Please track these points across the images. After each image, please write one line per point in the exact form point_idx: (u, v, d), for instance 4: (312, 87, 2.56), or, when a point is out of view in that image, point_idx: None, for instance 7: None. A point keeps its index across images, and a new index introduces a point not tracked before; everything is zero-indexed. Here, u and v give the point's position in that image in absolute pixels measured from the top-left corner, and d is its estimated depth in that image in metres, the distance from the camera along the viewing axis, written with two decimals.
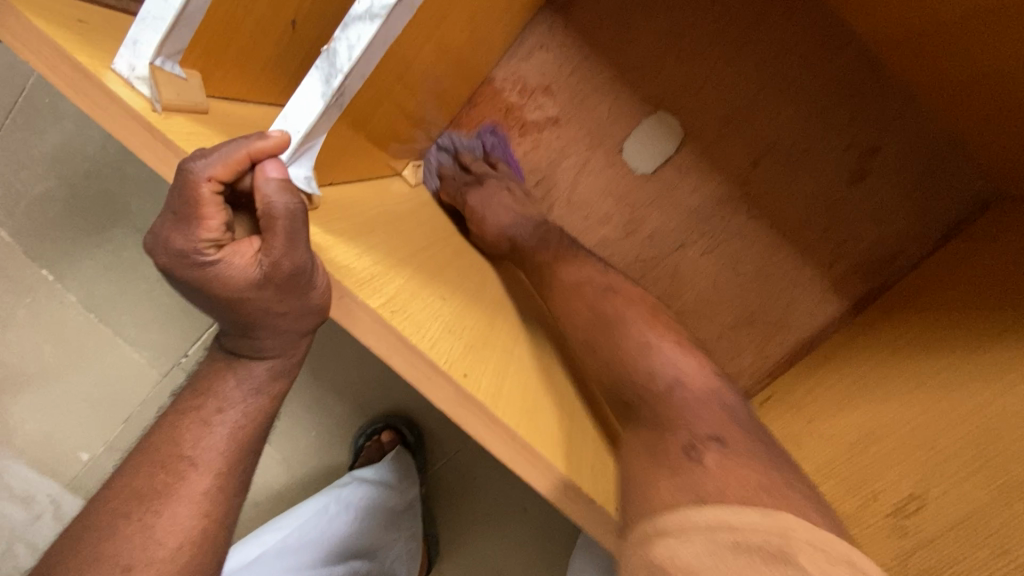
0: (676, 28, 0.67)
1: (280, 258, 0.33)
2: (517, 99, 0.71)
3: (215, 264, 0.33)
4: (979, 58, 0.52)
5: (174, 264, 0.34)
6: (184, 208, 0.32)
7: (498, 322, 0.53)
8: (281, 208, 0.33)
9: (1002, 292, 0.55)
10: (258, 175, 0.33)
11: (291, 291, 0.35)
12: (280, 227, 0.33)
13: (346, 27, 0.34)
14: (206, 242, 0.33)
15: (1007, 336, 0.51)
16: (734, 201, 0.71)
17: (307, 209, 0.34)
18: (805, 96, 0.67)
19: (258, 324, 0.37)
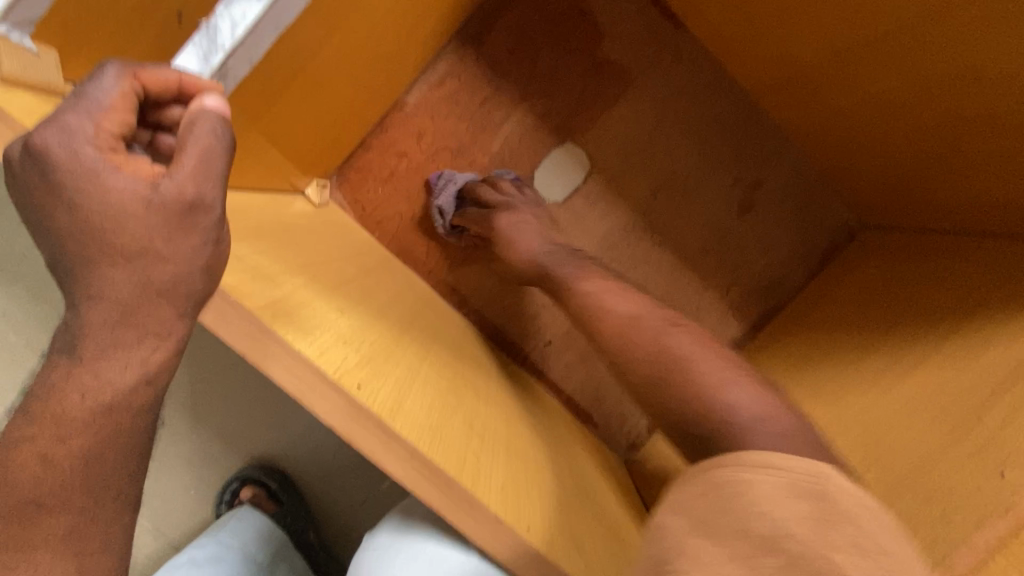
0: (579, 65, 0.71)
1: (187, 177, 0.29)
2: (430, 125, 0.71)
3: (100, 166, 0.28)
4: (839, 98, 0.60)
5: (37, 167, 0.28)
6: (86, 97, 0.28)
7: (407, 343, 0.49)
8: (206, 125, 0.30)
9: (874, 307, 0.61)
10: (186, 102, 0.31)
11: (181, 226, 0.29)
12: (196, 143, 0.30)
13: (228, 4, 0.33)
14: (99, 139, 0.29)
15: (885, 343, 0.56)
16: (639, 229, 0.74)
17: (234, 144, 0.31)
18: (696, 133, 0.73)
19: (122, 284, 0.29)
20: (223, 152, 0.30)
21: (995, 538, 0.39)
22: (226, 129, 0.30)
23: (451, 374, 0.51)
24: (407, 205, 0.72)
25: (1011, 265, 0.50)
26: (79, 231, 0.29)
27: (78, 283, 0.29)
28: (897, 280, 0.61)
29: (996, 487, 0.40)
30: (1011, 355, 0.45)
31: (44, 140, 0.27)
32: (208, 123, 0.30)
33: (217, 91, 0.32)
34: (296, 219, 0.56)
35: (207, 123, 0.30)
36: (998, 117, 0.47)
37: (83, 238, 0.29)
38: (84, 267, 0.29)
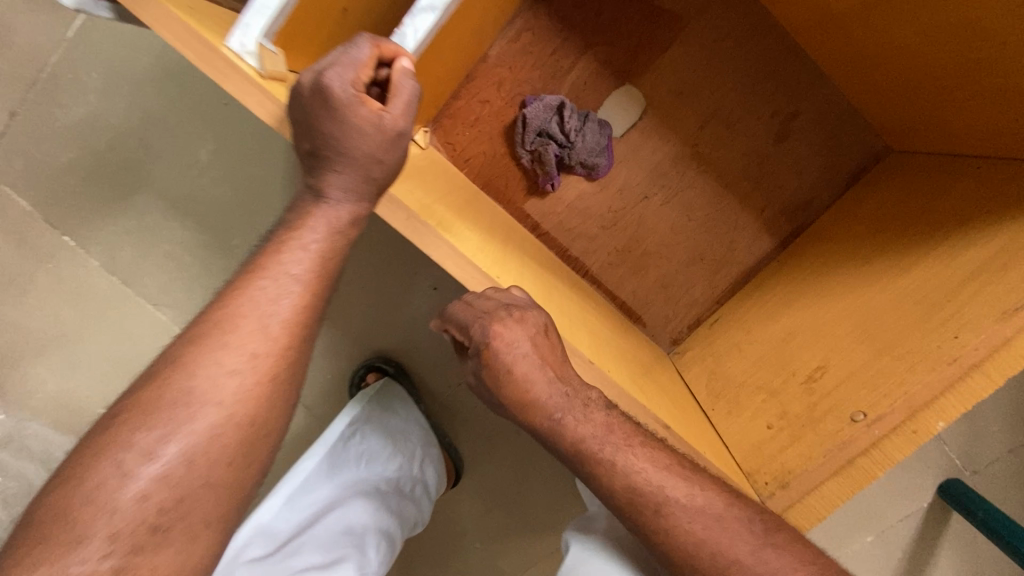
0: (637, 15, 0.81)
1: (400, 117, 0.48)
2: (508, 74, 0.83)
3: (354, 100, 0.46)
4: (870, 38, 0.69)
5: (314, 96, 0.46)
6: (350, 55, 0.45)
7: (509, 256, 0.66)
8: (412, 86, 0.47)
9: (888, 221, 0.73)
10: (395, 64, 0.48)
11: (392, 145, 0.48)
12: (405, 96, 0.48)
13: (412, 16, 0.47)
14: (354, 83, 0.46)
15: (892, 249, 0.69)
16: (686, 159, 0.87)
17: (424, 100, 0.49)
18: (740, 72, 0.83)
19: (349, 175, 0.49)
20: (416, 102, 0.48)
21: (944, 381, 0.55)
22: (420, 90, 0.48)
23: (542, 277, 0.69)
24: (491, 144, 0.87)
25: (991, 184, 0.63)
26: (331, 140, 0.47)
27: (327, 164, 0.49)
28: (910, 197, 0.73)
29: (950, 346, 0.56)
30: (979, 255, 0.59)
31: (329, 80, 0.45)
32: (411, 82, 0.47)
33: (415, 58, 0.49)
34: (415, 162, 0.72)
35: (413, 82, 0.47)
36: (995, 64, 0.58)
37: (329, 141, 0.47)
38: (332, 158, 0.49)
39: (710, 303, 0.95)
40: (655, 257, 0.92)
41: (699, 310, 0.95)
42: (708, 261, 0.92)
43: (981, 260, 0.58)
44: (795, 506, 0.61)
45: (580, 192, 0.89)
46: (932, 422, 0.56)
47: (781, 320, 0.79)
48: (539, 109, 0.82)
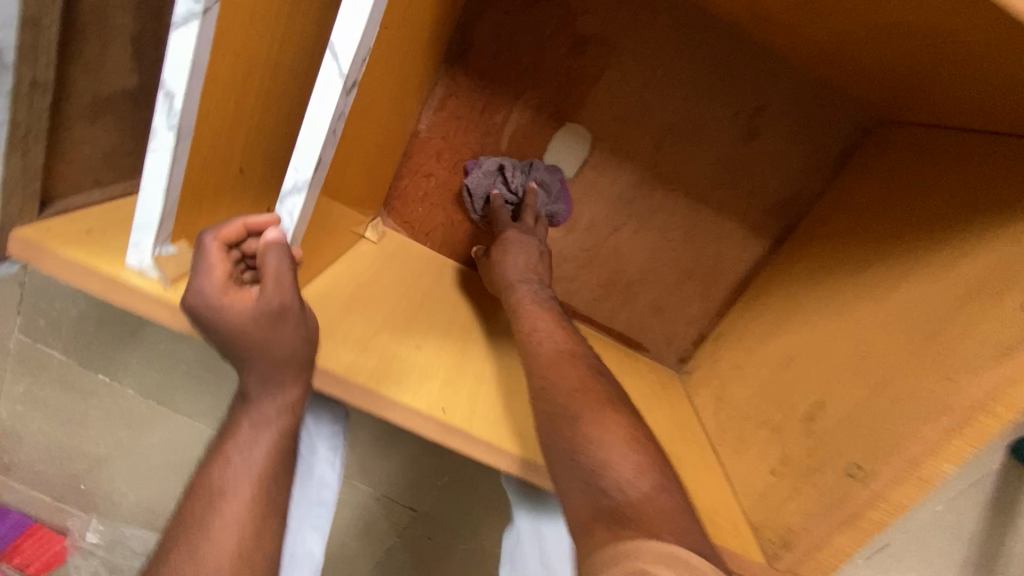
0: (560, 51, 0.75)
1: (272, 294, 0.47)
2: (444, 144, 0.81)
3: (223, 304, 0.47)
4: (827, 22, 0.60)
5: (201, 323, 0.48)
6: (201, 266, 0.47)
7: (470, 355, 0.65)
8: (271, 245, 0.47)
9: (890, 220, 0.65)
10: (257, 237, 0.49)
11: (280, 321, 0.49)
12: (270, 270, 0.47)
13: (283, 200, 0.46)
14: (219, 287, 0.47)
15: (893, 255, 0.62)
16: (649, 182, 0.81)
17: (294, 261, 0.48)
18: (686, 80, 0.75)
19: (274, 353, 0.50)
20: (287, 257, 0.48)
21: (940, 430, 0.49)
22: (283, 249, 0.47)
23: (509, 363, 0.68)
24: (446, 214, 0.85)
25: (991, 171, 0.54)
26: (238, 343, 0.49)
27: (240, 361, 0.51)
28: (907, 188, 0.65)
29: (941, 388, 0.49)
30: (971, 271, 0.52)
31: (192, 302, 0.47)
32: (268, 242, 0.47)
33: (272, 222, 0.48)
34: (365, 269, 0.72)
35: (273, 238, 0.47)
36: (960, 52, 0.50)
37: (228, 344, 0.49)
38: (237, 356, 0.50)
39: (710, 318, 0.90)
40: (641, 284, 0.88)
41: (700, 326, 0.90)
42: (700, 276, 0.87)
43: (971, 276, 0.51)
44: (806, 563, 0.58)
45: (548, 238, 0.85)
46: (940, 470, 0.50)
47: (780, 341, 0.74)
48: (479, 176, 0.79)
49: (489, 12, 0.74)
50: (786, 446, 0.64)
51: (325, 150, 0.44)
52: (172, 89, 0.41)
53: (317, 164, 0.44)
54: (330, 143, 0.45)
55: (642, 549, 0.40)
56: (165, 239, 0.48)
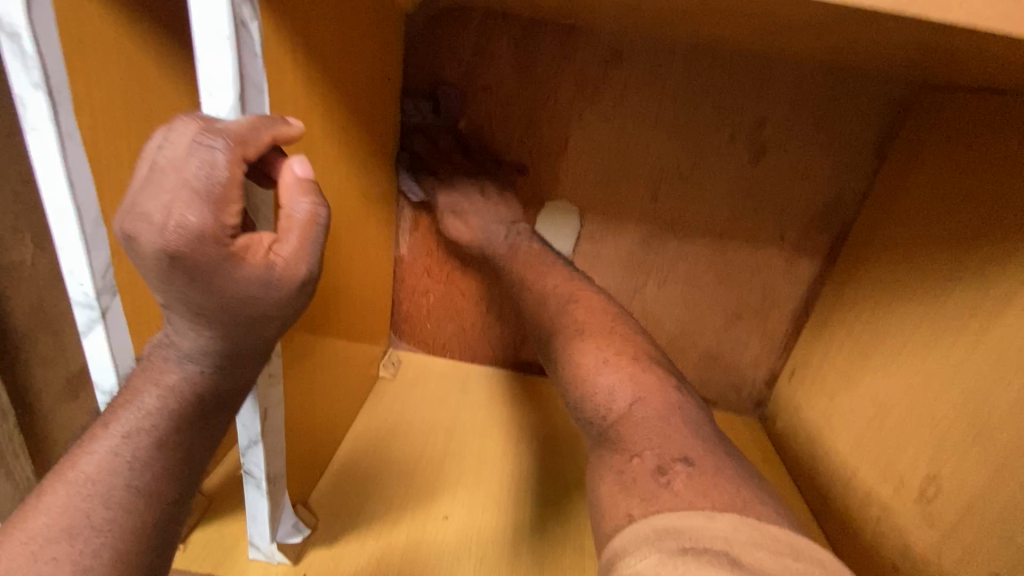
0: (515, 135, 0.67)
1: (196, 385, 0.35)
2: (429, 260, 0.76)
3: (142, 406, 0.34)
4: (811, 35, 0.48)
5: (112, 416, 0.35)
6: (155, 202, 0.28)
7: (507, 510, 0.59)
8: (307, 218, 0.33)
9: (967, 225, 0.52)
10: (287, 175, 0.34)
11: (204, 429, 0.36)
12: (303, 232, 0.33)
13: (245, 454, 0.43)
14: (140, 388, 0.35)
15: (983, 274, 0.49)
16: (657, 235, 0.71)
17: (330, 221, 0.35)
18: (665, 119, 0.65)
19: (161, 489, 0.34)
20: (271, 295, 0.32)
21: None
22: (319, 207, 0.34)
23: (551, 493, 0.62)
24: (455, 325, 0.80)
25: None
26: (66, 498, 0.32)
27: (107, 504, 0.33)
28: (985, 180, 0.50)
29: None
30: None
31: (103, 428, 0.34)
32: (307, 206, 0.33)
33: (301, 163, 0.34)
34: (385, 421, 0.69)
35: (289, 247, 0.33)
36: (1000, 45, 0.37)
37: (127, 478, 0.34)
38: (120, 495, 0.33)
39: (777, 353, 0.77)
40: (685, 339, 0.77)
41: (769, 364, 0.77)
42: (752, 315, 0.74)
43: None
44: None
45: None
46: None
47: (867, 385, 0.61)
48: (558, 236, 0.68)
49: (429, 118, 0.66)
50: (913, 534, 0.52)
51: (267, 397, 0.41)
52: (107, 387, 0.40)
53: (263, 413, 0.41)
54: (268, 387, 0.41)
55: (638, 531, 0.37)
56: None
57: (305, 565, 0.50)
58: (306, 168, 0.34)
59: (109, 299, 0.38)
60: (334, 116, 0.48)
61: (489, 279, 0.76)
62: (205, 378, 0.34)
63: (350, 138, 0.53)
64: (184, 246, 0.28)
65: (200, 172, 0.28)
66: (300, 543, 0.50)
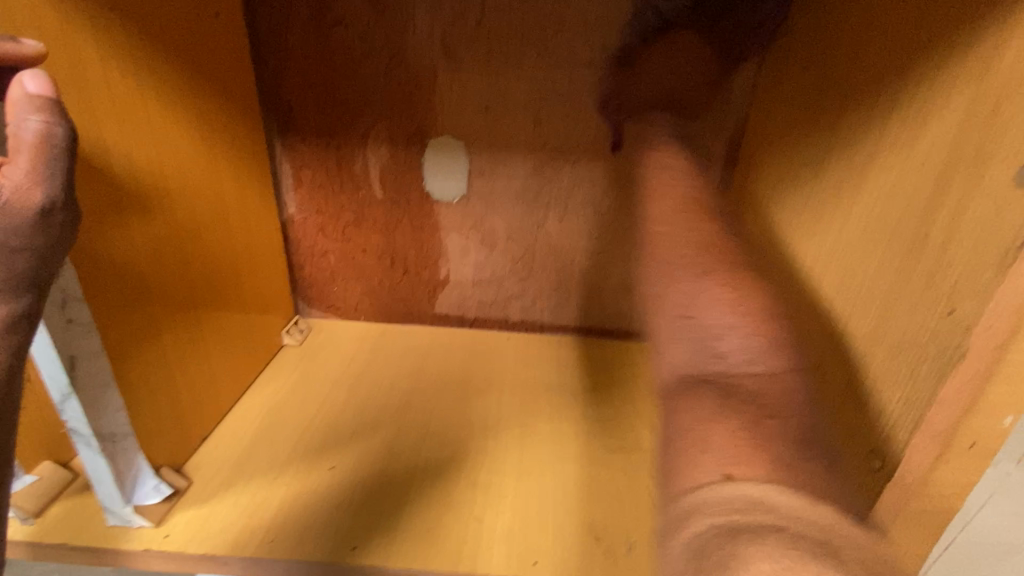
0: (383, 72, 0.64)
1: None
2: (321, 218, 0.73)
3: None
4: None
5: None
6: None
7: (403, 458, 0.57)
8: (30, 137, 0.28)
9: (834, 96, 0.48)
10: (15, 90, 0.29)
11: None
12: (32, 153, 0.29)
13: (64, 410, 0.41)
14: None
15: (845, 144, 0.46)
16: (550, 161, 0.68)
17: (74, 140, 0.30)
18: (533, 36, 0.62)
19: None
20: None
21: (972, 382, 0.33)
22: (54, 128, 0.29)
23: (452, 437, 0.60)
24: (361, 285, 0.77)
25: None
26: None
27: None
28: (846, 45, 0.47)
29: (947, 331, 0.34)
30: (948, 128, 0.35)
31: None
32: (33, 124, 0.29)
33: (35, 75, 0.30)
34: (283, 387, 0.66)
35: (19, 168, 0.29)
36: None
37: None
38: None
39: None
40: (597, 271, 0.74)
41: None
42: None
43: (949, 140, 0.35)
44: None
45: (475, 264, 0.75)
46: (997, 423, 0.34)
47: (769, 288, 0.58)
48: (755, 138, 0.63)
49: (290, 63, 0.64)
50: None
51: (70, 345, 0.39)
52: None
53: (69, 363, 0.39)
54: (70, 335, 0.39)
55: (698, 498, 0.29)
56: (16, 471, 0.48)
57: (170, 526, 0.47)
58: (40, 85, 0.30)
59: None
60: (143, 47, 0.45)
61: (386, 232, 0.73)
62: None
63: (180, 76, 0.50)
64: None
65: None
66: (164, 505, 0.48)
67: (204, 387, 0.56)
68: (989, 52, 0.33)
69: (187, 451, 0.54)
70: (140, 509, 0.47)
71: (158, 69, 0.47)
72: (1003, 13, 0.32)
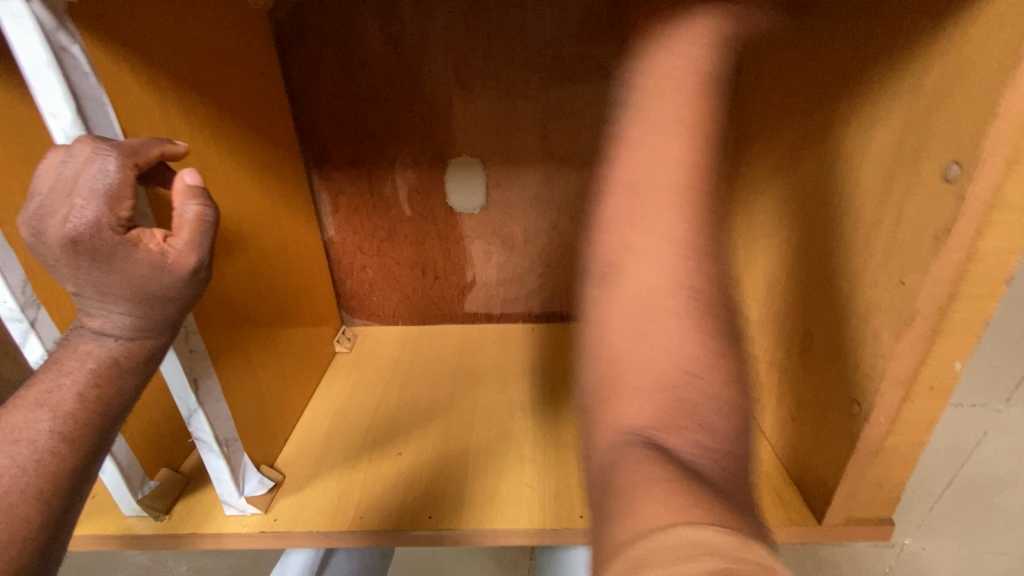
0: (403, 105, 0.72)
1: (110, 361, 0.39)
2: (358, 238, 0.81)
3: (66, 370, 0.39)
4: None
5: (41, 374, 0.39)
6: (64, 185, 0.34)
7: (457, 441, 0.66)
8: (194, 217, 0.38)
9: (804, 101, 0.56)
10: (175, 178, 0.39)
11: (106, 395, 0.40)
12: (188, 232, 0.38)
13: (191, 423, 0.49)
14: (64, 351, 0.39)
15: (816, 144, 0.54)
16: (556, 170, 0.76)
17: (216, 218, 0.39)
18: (534, 62, 0.70)
19: (59, 445, 0.38)
20: (165, 280, 0.37)
21: (922, 335, 0.42)
22: (207, 212, 0.38)
23: (495, 420, 0.69)
24: (397, 293, 0.86)
25: (877, 19, 0.44)
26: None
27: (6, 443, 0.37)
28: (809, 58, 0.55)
29: (901, 298, 0.42)
30: (891, 133, 0.43)
31: (33, 385, 0.39)
32: (193, 209, 0.38)
33: (192, 169, 0.39)
34: (343, 389, 0.75)
35: (181, 240, 0.38)
36: None
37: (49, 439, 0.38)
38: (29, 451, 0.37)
39: None
40: None
41: None
42: None
43: (895, 141, 0.43)
44: (855, 510, 0.51)
45: (497, 266, 0.84)
46: (947, 367, 0.43)
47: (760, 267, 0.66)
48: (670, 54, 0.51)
49: (321, 103, 0.72)
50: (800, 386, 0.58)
51: (193, 369, 0.48)
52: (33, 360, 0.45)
53: (194, 384, 0.48)
54: (193, 361, 0.47)
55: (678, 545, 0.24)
56: (143, 477, 0.57)
57: (275, 511, 0.57)
58: (194, 177, 0.39)
59: (36, 311, 0.44)
60: (213, 113, 0.54)
61: (416, 244, 0.82)
62: (122, 353, 0.39)
63: (240, 132, 0.58)
64: (82, 233, 0.34)
65: (95, 173, 0.34)
66: (268, 495, 0.57)
67: (282, 394, 0.66)
68: (919, 73, 0.40)
69: (275, 450, 0.63)
70: (249, 501, 0.56)
71: (222, 128, 0.55)
72: (926, 38, 0.40)
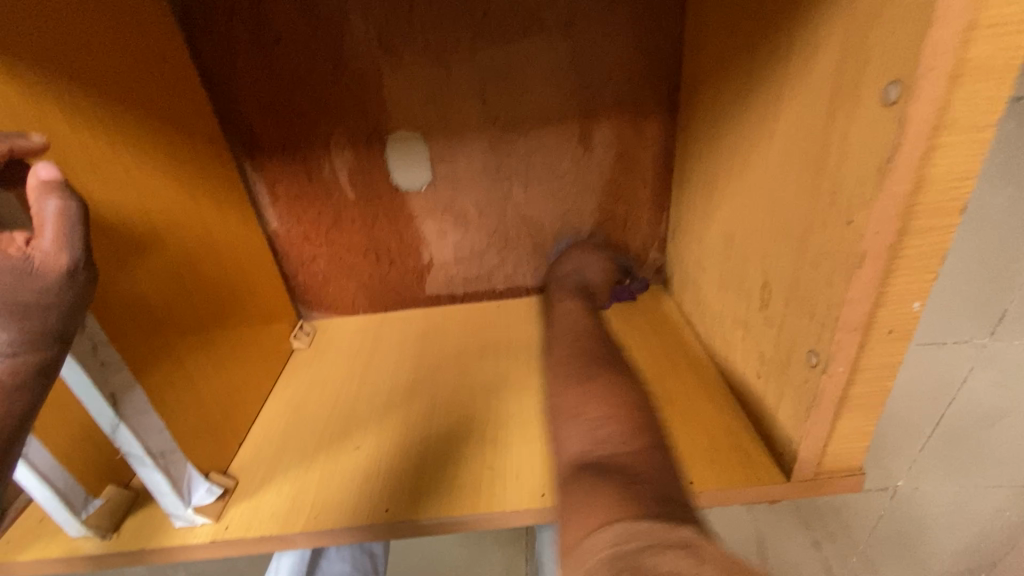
0: (330, 81, 0.67)
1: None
2: (303, 227, 0.77)
3: None
4: None
5: None
6: None
7: (417, 428, 0.64)
8: (52, 212, 0.35)
9: (746, 36, 0.52)
10: (32, 177, 0.37)
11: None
12: (51, 224, 0.36)
13: (117, 438, 0.47)
14: None
15: (760, 81, 0.50)
16: (502, 136, 0.72)
17: (85, 210, 0.37)
18: (465, 22, 0.65)
19: None
20: (36, 283, 0.35)
21: (874, 274, 0.39)
22: (72, 201, 0.36)
23: (457, 403, 0.67)
24: (353, 282, 0.82)
25: None
26: None
27: None
28: None
29: (850, 237, 0.39)
30: (829, 60, 0.40)
31: None
32: (53, 203, 0.36)
33: (50, 165, 0.37)
34: (300, 385, 0.72)
35: (46, 239, 0.35)
36: None
37: None
38: None
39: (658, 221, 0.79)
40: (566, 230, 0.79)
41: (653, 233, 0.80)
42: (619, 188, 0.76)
43: (834, 67, 0.39)
44: (824, 466, 0.49)
45: (453, 243, 0.80)
46: (905, 306, 0.39)
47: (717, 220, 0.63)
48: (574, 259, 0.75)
49: (242, 85, 0.67)
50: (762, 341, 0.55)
51: (108, 382, 0.45)
52: None
53: (111, 399, 0.45)
54: (106, 374, 0.45)
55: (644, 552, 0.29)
56: (86, 497, 0.54)
57: (227, 520, 0.55)
58: (50, 171, 0.37)
59: None
60: (107, 102, 0.49)
61: (365, 229, 0.78)
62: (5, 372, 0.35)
63: (143, 122, 0.54)
64: None
65: None
66: (218, 503, 0.55)
67: (231, 396, 0.63)
68: None
69: (227, 456, 0.61)
70: (196, 512, 0.54)
71: (120, 119, 0.51)
72: None
